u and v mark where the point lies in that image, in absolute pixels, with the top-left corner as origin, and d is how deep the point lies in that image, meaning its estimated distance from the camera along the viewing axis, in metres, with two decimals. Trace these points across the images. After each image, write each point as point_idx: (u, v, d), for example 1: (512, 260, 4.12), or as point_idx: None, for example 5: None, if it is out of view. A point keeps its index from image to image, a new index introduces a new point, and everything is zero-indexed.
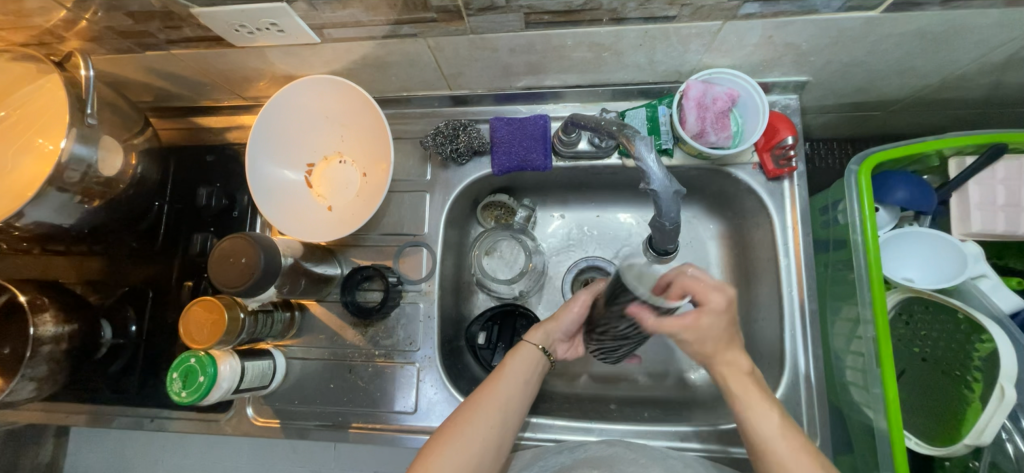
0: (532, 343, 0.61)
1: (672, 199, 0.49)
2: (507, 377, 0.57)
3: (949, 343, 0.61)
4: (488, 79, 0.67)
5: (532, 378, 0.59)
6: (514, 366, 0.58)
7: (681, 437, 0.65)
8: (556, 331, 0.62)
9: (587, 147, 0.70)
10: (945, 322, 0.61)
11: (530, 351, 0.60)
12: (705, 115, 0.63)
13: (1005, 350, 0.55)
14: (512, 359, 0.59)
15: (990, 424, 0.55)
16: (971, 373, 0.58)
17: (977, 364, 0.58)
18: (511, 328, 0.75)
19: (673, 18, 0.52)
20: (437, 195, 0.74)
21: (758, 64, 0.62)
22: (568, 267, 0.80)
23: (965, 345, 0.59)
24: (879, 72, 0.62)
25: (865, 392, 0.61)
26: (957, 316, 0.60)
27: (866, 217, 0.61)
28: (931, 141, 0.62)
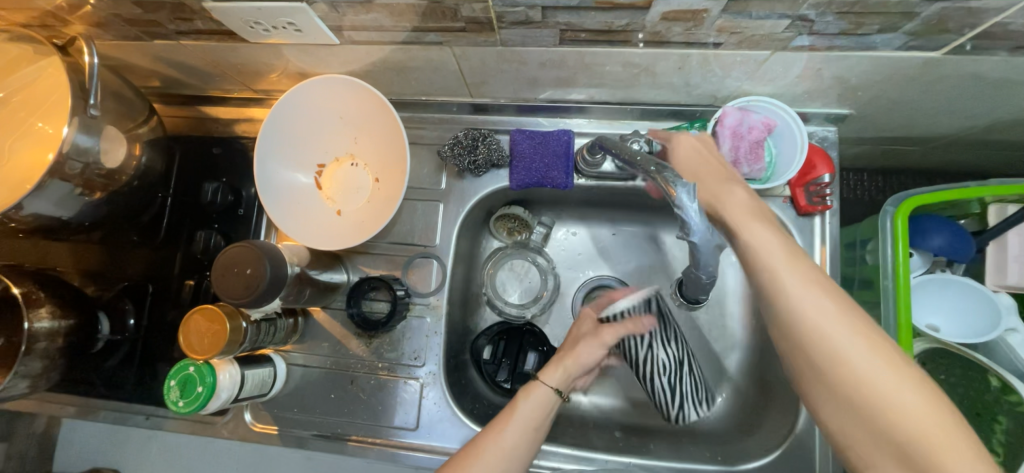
0: (546, 384, 0.58)
1: (712, 253, 0.42)
2: (515, 419, 0.55)
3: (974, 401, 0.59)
4: (513, 89, 0.64)
5: (544, 420, 0.57)
6: (526, 405, 0.56)
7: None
8: (575, 369, 0.60)
9: (610, 167, 0.67)
10: (973, 381, 0.59)
11: (543, 392, 0.57)
12: (740, 145, 0.59)
13: None
14: (526, 397, 0.57)
15: None
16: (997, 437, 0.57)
17: (1004, 427, 0.57)
18: (518, 343, 0.73)
19: (718, 45, 0.49)
20: (451, 206, 0.71)
21: (802, 94, 0.58)
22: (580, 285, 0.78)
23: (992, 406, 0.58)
24: (927, 111, 0.59)
25: None
26: (987, 376, 0.58)
27: (899, 261, 0.59)
28: (973, 188, 0.59)
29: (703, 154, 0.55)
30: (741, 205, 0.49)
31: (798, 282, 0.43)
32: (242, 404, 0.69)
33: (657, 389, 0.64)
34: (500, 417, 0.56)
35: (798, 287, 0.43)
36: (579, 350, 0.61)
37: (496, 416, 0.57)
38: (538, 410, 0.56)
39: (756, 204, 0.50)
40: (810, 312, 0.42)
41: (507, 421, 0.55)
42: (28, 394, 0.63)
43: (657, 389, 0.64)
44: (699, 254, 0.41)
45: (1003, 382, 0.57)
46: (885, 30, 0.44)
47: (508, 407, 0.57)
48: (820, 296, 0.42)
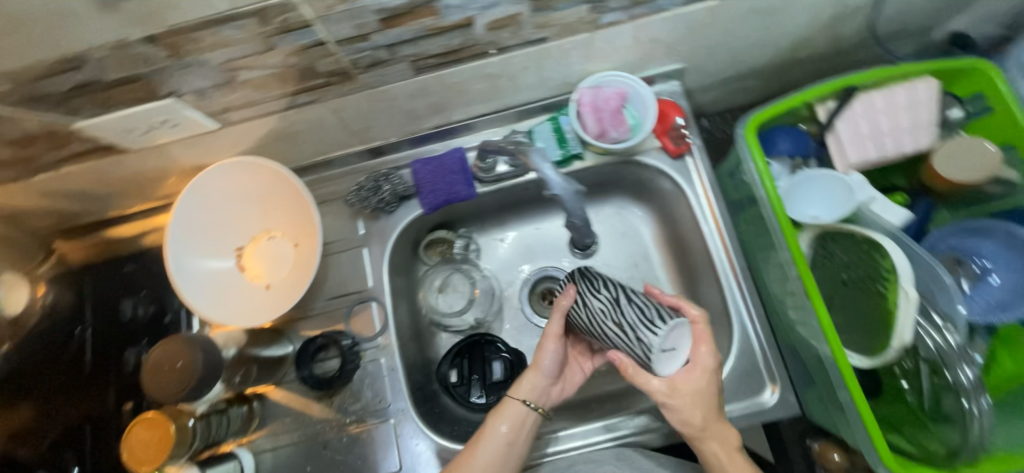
0: (517, 400, 0.61)
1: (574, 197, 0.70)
2: (487, 439, 0.59)
3: (859, 262, 0.68)
4: (398, 126, 0.70)
5: (521, 436, 0.61)
6: (496, 422, 0.60)
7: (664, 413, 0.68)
8: (538, 379, 0.63)
9: (506, 169, 0.74)
10: (850, 246, 0.68)
11: (510, 405, 0.61)
12: (602, 115, 0.69)
13: (899, 259, 0.63)
14: (497, 418, 0.60)
15: (905, 323, 0.62)
16: (881, 284, 0.65)
17: (883, 276, 0.65)
18: (480, 357, 0.77)
19: (546, 38, 0.57)
20: (375, 247, 0.74)
21: (637, 61, 0.68)
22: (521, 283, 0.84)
23: (871, 261, 0.66)
24: (738, 47, 0.70)
25: (807, 326, 0.67)
26: (857, 238, 0.68)
27: (762, 171, 0.69)
28: (796, 96, 0.71)
29: (697, 376, 0.55)
30: (731, 446, 0.56)
31: None
32: None
33: (614, 339, 0.57)
34: (472, 440, 0.60)
35: None
36: (540, 354, 0.63)
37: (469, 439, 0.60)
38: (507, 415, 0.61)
39: (733, 435, 0.56)
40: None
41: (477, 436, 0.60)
42: None
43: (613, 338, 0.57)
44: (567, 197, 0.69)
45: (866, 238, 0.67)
46: None
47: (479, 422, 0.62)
48: None
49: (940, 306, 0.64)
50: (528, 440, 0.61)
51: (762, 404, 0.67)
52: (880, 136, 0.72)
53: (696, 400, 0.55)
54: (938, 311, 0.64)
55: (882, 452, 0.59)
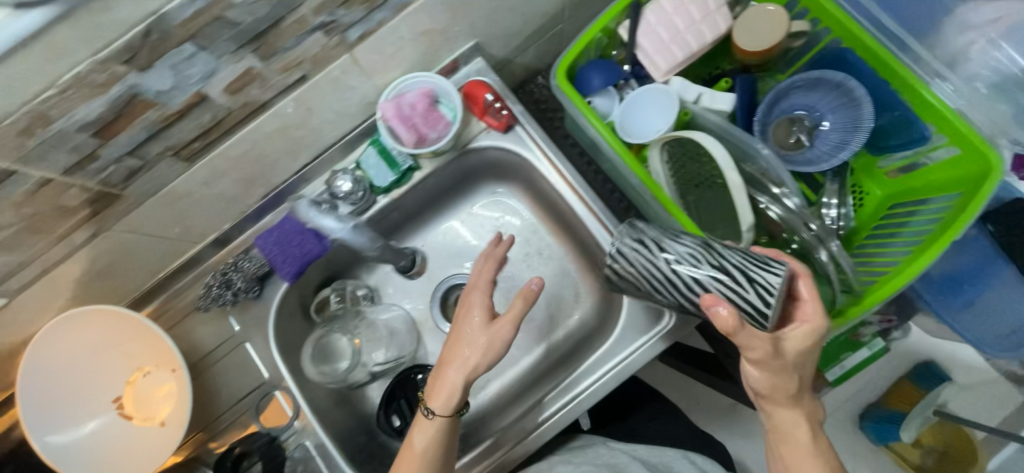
0: (431, 408, 0.61)
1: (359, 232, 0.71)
2: (416, 454, 0.61)
3: (694, 159, 0.70)
4: (221, 213, 0.66)
5: (439, 445, 0.62)
6: (420, 431, 0.62)
7: (587, 371, 0.69)
8: (451, 379, 0.61)
9: (349, 208, 0.70)
10: (683, 149, 0.70)
11: (434, 422, 0.61)
12: (413, 122, 0.66)
13: (714, 148, 0.66)
14: (418, 429, 0.62)
15: (742, 204, 0.64)
16: (716, 175, 0.68)
17: (714, 167, 0.67)
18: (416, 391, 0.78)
19: (306, 77, 0.54)
20: (258, 337, 0.71)
21: (426, 55, 0.66)
22: (430, 300, 0.85)
23: (701, 156, 0.68)
24: (517, 4, 0.69)
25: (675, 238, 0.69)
26: (682, 141, 0.69)
27: (583, 109, 0.70)
28: (589, 29, 0.72)
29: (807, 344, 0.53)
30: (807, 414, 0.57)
31: (804, 458, 0.56)
32: None
33: (708, 286, 0.51)
34: (404, 453, 0.63)
35: (805, 447, 0.56)
36: (466, 349, 0.61)
37: (401, 450, 0.63)
38: (431, 431, 0.62)
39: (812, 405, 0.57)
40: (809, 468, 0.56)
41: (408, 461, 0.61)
42: None
43: (710, 283, 0.51)
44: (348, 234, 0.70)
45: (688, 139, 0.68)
46: None
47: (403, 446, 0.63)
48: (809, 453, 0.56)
49: (772, 176, 0.68)
50: (454, 439, 0.64)
51: (664, 329, 0.68)
52: (679, 36, 0.73)
53: (788, 370, 0.55)
54: (771, 183, 0.68)
55: None
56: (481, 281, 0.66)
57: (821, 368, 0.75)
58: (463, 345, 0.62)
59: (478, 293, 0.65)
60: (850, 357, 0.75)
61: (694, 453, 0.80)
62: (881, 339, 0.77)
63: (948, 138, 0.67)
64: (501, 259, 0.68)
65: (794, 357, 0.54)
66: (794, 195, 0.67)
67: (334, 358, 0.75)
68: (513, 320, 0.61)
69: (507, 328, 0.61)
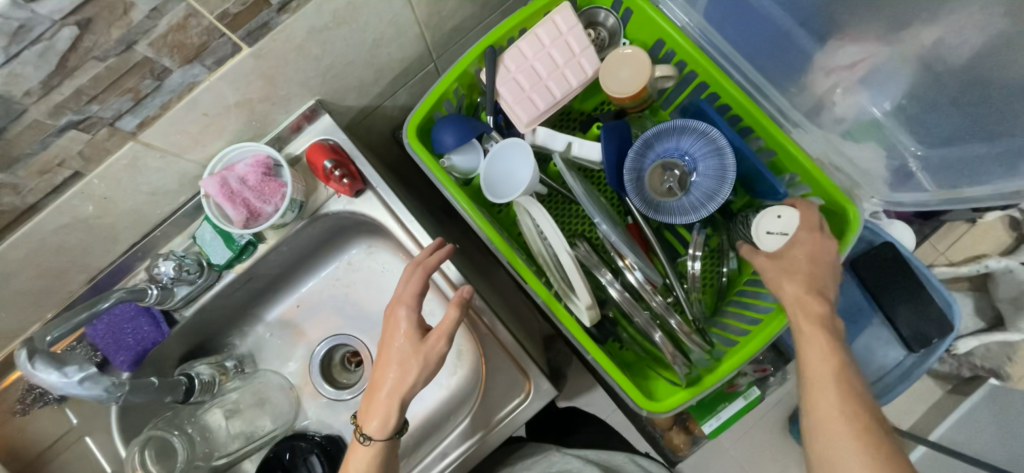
0: (365, 429, 0.59)
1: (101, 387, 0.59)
2: None
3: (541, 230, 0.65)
4: (35, 305, 0.60)
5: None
6: (354, 453, 0.60)
7: (442, 453, 0.66)
8: (379, 397, 0.58)
9: (187, 289, 0.65)
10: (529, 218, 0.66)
11: (377, 443, 0.59)
12: (240, 198, 0.60)
13: (546, 227, 0.62)
14: (355, 448, 0.60)
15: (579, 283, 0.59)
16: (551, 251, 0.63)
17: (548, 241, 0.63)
18: (291, 463, 0.72)
19: (79, 173, 0.49)
20: (100, 427, 0.67)
21: (252, 122, 0.61)
22: (308, 361, 0.80)
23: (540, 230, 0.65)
24: (357, 59, 0.64)
25: None
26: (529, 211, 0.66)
27: (433, 169, 0.66)
28: (443, 80, 0.68)
29: (802, 244, 0.57)
30: (815, 314, 0.53)
31: (821, 363, 0.52)
32: None
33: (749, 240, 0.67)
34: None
35: (817, 353, 0.52)
36: (382, 369, 0.58)
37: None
38: (367, 457, 0.59)
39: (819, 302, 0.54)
40: (828, 372, 0.51)
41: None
42: None
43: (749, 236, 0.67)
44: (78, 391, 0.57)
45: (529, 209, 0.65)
46: (162, 76, 0.45)
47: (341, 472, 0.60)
48: (823, 349, 0.52)
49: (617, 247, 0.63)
50: (394, 460, 0.61)
51: (520, 407, 0.66)
52: (541, 83, 0.68)
53: (787, 270, 0.56)
54: (617, 252, 0.63)
55: (638, 400, 0.59)
56: (407, 294, 0.59)
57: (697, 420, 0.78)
58: (392, 364, 0.58)
59: (403, 309, 0.59)
60: (727, 408, 0.77)
61: (640, 455, 0.76)
62: (757, 388, 0.79)
63: (810, 188, 0.65)
64: (434, 268, 0.61)
65: (802, 269, 0.56)
66: (638, 267, 0.61)
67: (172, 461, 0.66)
68: (445, 333, 0.57)
69: (442, 342, 0.58)
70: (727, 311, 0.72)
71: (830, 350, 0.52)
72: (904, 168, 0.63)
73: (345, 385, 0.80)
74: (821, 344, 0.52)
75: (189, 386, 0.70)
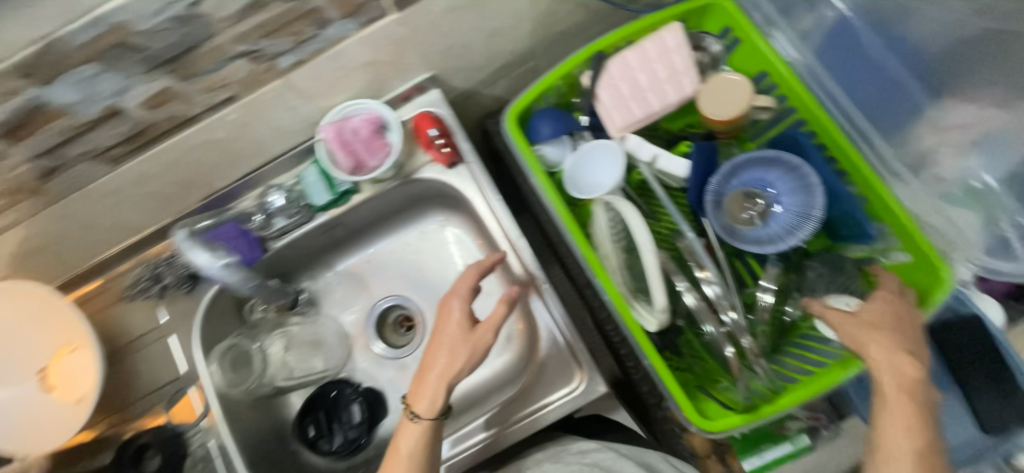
0: (412, 412, 0.59)
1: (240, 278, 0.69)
2: (405, 455, 0.60)
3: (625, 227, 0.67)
4: (158, 209, 0.68)
5: (427, 451, 0.60)
6: (403, 434, 0.60)
7: (472, 431, 0.69)
8: (429, 380, 0.60)
9: (285, 221, 0.71)
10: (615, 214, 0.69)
11: (423, 425, 0.60)
12: (352, 148, 0.67)
13: (634, 219, 0.63)
14: (404, 431, 0.60)
15: (658, 284, 0.61)
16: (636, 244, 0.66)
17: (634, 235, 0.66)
18: (334, 406, 0.77)
19: (235, 96, 0.55)
20: (183, 330, 0.73)
21: (375, 83, 0.67)
22: (367, 315, 0.85)
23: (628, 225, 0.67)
24: (475, 43, 0.69)
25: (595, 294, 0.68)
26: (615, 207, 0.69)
27: (525, 156, 0.69)
28: (549, 74, 0.72)
29: (884, 305, 0.57)
30: (905, 379, 0.52)
31: (902, 433, 0.51)
32: None
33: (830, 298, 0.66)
34: (391, 455, 0.61)
35: (899, 421, 0.51)
36: (432, 355, 0.60)
37: (388, 454, 0.61)
38: (416, 434, 0.60)
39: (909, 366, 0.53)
40: (905, 449, 0.50)
41: (395, 466, 0.60)
42: None
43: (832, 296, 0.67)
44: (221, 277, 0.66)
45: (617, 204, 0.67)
46: (325, 24, 0.52)
47: (389, 449, 0.61)
48: (907, 420, 0.51)
49: (698, 259, 0.65)
50: (439, 443, 0.62)
51: (574, 392, 0.67)
52: (642, 93, 0.71)
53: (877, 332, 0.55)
54: (697, 265, 0.65)
55: (690, 416, 0.60)
56: (461, 287, 0.62)
57: (738, 454, 0.75)
58: (444, 351, 0.60)
59: (456, 301, 0.62)
60: (771, 449, 0.75)
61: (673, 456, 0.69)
62: (807, 437, 0.75)
63: (902, 242, 0.64)
64: (488, 267, 0.65)
65: (885, 327, 0.55)
66: (716, 281, 0.63)
67: (245, 373, 0.75)
68: (493, 326, 0.60)
69: (489, 335, 0.60)
70: (789, 351, 0.70)
71: (913, 420, 0.51)
72: (1005, 239, 0.60)
73: (396, 343, 0.84)
74: (906, 413, 0.51)
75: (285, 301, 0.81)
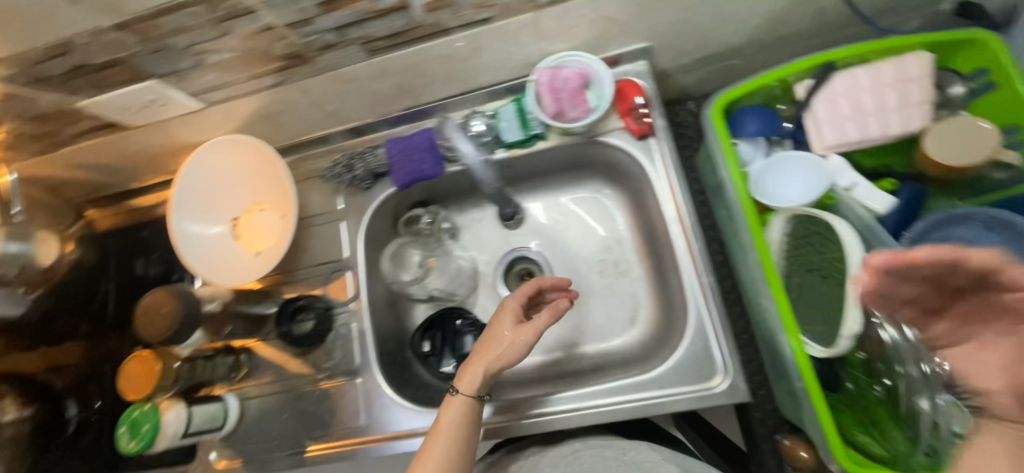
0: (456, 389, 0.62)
1: (483, 168, 0.78)
2: (446, 428, 0.61)
3: (822, 245, 0.66)
4: (369, 107, 0.75)
5: (468, 430, 0.61)
6: (449, 408, 0.62)
7: (591, 394, 0.69)
8: (479, 361, 0.63)
9: (472, 148, 0.76)
10: (809, 228, 0.67)
11: (461, 402, 0.62)
12: (559, 96, 0.69)
13: (850, 239, 0.63)
14: (448, 408, 0.62)
15: (855, 309, 0.59)
16: (835, 266, 0.65)
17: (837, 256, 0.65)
18: (452, 332, 0.80)
19: (490, 20, 0.60)
20: (352, 221, 0.80)
21: (596, 40, 0.68)
22: (496, 264, 0.86)
23: (828, 243, 0.66)
24: (704, 25, 0.68)
25: (761, 300, 0.67)
26: (817, 220, 0.67)
27: (725, 149, 0.68)
28: (769, 72, 0.69)
29: None
30: None
31: None
32: (207, 444, 0.75)
33: None
34: (432, 430, 0.61)
35: None
36: (481, 342, 0.65)
37: (430, 429, 0.62)
38: (458, 412, 0.62)
39: None
40: None
41: (435, 439, 0.60)
42: None
43: None
44: (475, 165, 0.77)
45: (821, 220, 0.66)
46: None
47: (432, 422, 0.62)
48: None
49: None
50: (478, 430, 0.63)
51: (708, 391, 0.65)
52: (864, 114, 0.67)
53: None
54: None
55: (837, 451, 0.58)
56: (519, 290, 0.68)
57: None
58: (493, 341, 0.64)
59: (513, 301, 0.67)
60: None
61: None
62: None
63: None
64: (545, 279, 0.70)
65: None
66: None
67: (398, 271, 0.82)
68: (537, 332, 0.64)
69: (538, 329, 0.64)
70: None
71: None
72: None
73: None
74: None
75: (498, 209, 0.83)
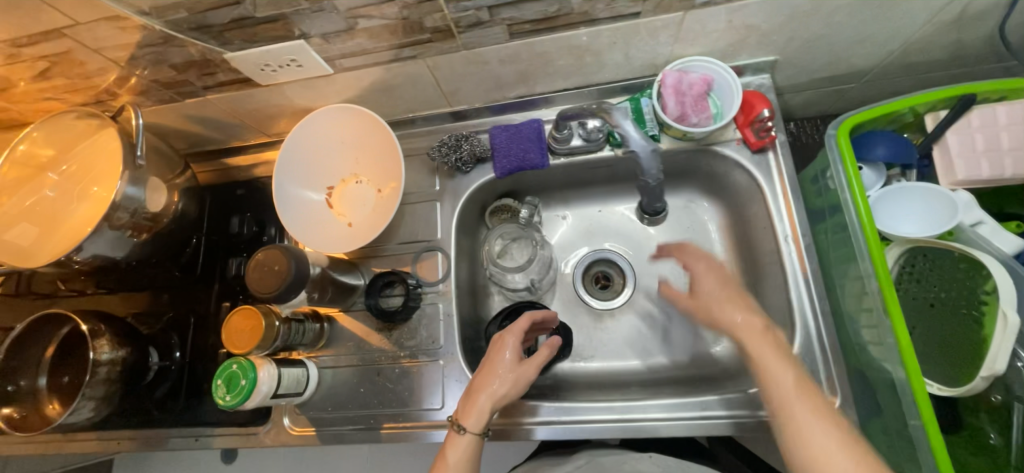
0: (461, 428, 0.60)
1: (650, 156, 0.73)
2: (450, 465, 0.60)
3: (954, 283, 0.64)
4: (483, 92, 0.75)
5: (474, 462, 0.61)
6: (453, 442, 0.61)
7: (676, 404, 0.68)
8: (481, 398, 0.61)
9: (580, 142, 0.76)
10: (944, 265, 0.65)
11: (466, 441, 0.60)
12: (684, 100, 0.69)
13: (1004, 280, 0.59)
14: (452, 446, 0.61)
15: (1001, 351, 0.57)
16: (978, 307, 0.62)
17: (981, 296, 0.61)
18: None
19: (639, 14, 0.59)
20: (447, 203, 0.80)
21: (727, 49, 0.68)
22: (577, 263, 0.86)
23: (967, 282, 0.63)
24: (840, 44, 0.67)
25: (875, 332, 0.64)
26: (954, 256, 0.64)
27: (851, 175, 0.66)
28: (902, 99, 0.67)
29: None
30: None
31: None
32: (281, 408, 0.75)
33: None
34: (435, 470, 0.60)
35: None
36: (482, 379, 0.62)
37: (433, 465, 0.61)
38: (462, 450, 0.60)
39: None
40: None
41: None
42: (87, 423, 0.69)
43: None
44: (642, 155, 0.73)
45: (965, 257, 0.63)
46: None
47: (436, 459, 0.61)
48: None
49: None
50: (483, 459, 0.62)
51: None
52: (1000, 152, 0.65)
53: None
54: None
55: None
56: (516, 326, 0.65)
57: None
58: (493, 378, 0.62)
59: (510, 338, 0.64)
60: None
61: None
62: None
63: None
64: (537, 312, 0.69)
65: None
66: None
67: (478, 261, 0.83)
68: (531, 372, 0.63)
69: (535, 370, 0.64)
70: None
71: None
72: None
73: (597, 297, 0.84)
74: None
75: (639, 203, 0.82)
